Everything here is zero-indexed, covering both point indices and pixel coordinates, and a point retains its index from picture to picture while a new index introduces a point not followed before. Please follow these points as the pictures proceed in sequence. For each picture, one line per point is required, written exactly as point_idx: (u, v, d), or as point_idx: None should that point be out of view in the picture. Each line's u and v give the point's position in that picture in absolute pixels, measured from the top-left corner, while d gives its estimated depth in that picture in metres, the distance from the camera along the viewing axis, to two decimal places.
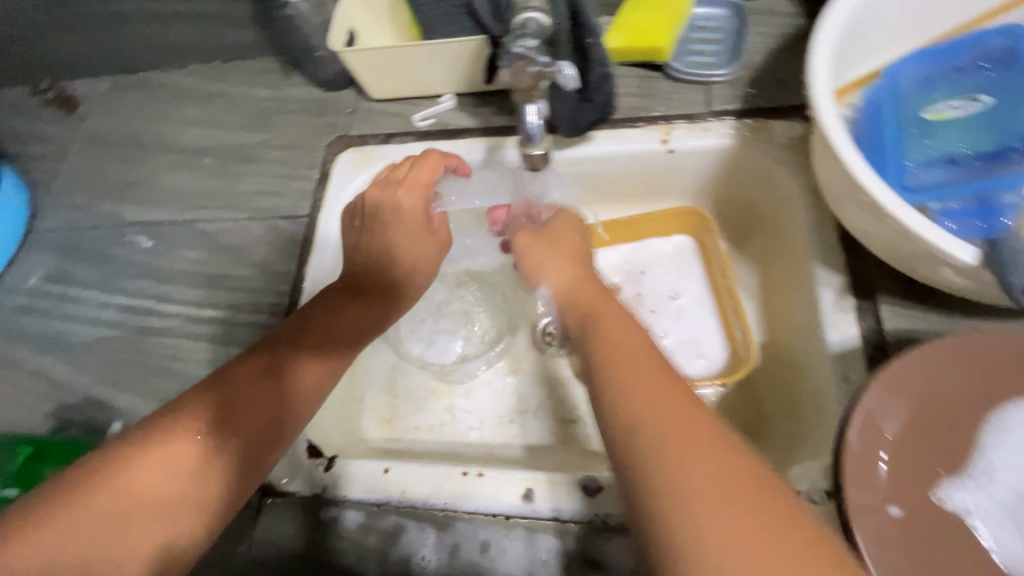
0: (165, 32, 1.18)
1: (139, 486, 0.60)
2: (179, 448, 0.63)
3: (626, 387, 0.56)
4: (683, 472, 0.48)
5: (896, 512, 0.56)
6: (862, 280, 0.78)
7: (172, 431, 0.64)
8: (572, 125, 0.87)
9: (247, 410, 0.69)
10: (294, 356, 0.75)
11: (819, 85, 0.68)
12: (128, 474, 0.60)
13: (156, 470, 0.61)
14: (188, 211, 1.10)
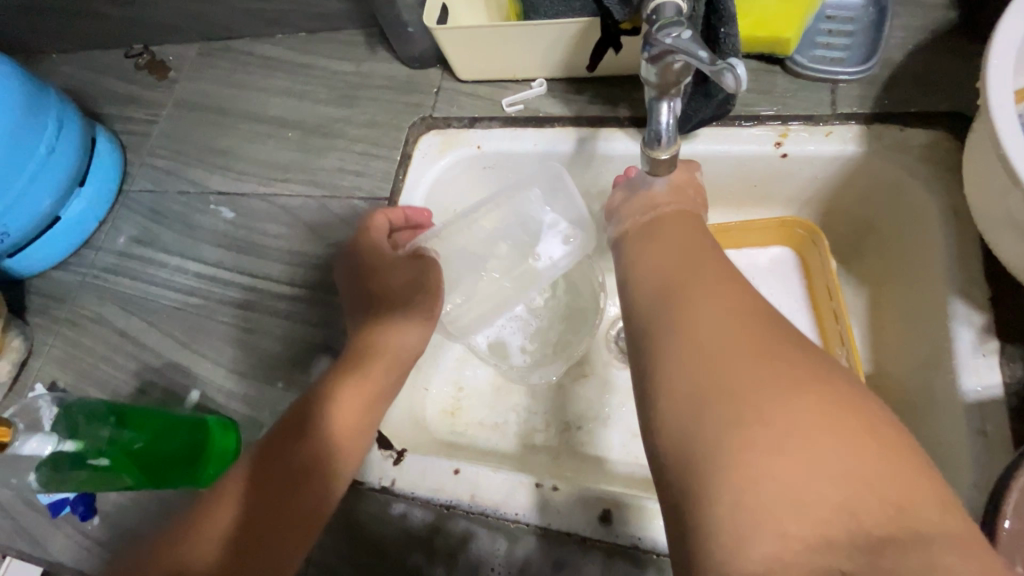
0: (257, 0, 1.17)
1: (187, 557, 0.64)
2: (220, 512, 0.68)
3: (706, 373, 0.51)
4: (776, 470, 0.44)
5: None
6: (1011, 322, 0.68)
7: (237, 475, 0.71)
8: (684, 121, 0.79)
9: (275, 466, 0.72)
10: (308, 409, 0.77)
11: (1000, 95, 0.58)
12: (189, 538, 0.66)
13: (203, 533, 0.66)
14: (269, 184, 1.10)
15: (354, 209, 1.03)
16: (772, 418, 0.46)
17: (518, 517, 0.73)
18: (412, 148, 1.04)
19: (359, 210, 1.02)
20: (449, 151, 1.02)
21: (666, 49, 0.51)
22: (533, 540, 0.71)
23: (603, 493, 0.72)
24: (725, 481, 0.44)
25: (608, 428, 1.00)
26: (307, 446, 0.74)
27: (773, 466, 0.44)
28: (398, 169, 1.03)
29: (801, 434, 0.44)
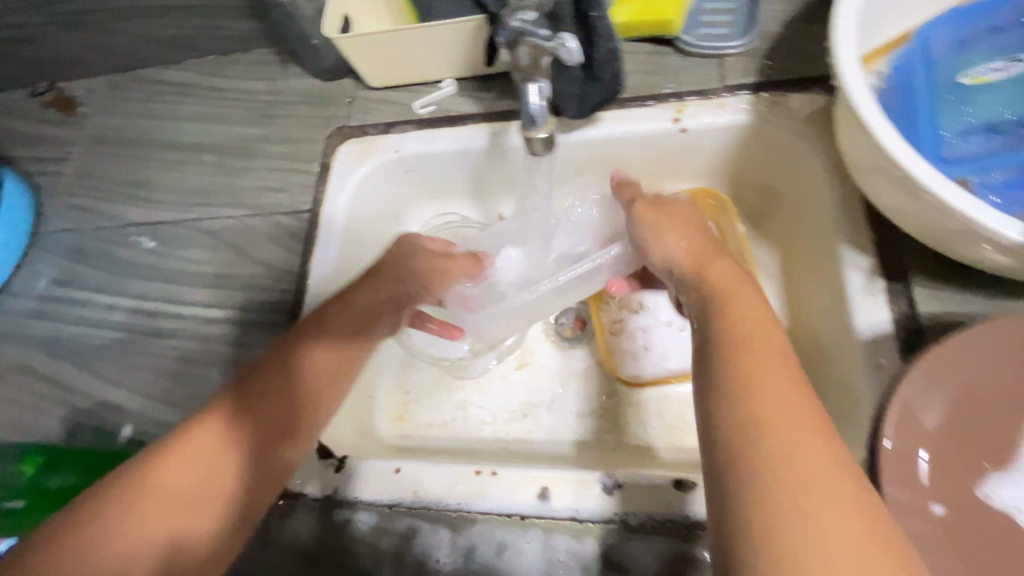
0: (160, 27, 1.15)
1: (166, 480, 0.62)
2: (203, 436, 0.66)
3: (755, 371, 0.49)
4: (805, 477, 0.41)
5: (939, 511, 0.52)
6: (894, 261, 0.73)
7: (200, 423, 0.67)
8: (579, 106, 0.82)
9: (266, 401, 0.71)
10: (298, 356, 0.75)
11: (845, 52, 0.63)
12: (163, 461, 0.63)
13: (185, 457, 0.64)
14: (190, 210, 1.08)
15: (277, 225, 1.02)
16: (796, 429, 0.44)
17: (459, 508, 0.74)
18: (330, 159, 1.04)
19: (282, 225, 1.02)
20: (367, 158, 1.03)
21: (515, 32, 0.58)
22: (475, 526, 0.72)
23: (541, 472, 0.73)
24: (759, 477, 0.42)
25: (553, 413, 1.01)
26: (302, 390, 0.73)
27: (804, 501, 0.40)
28: (318, 181, 1.03)
29: (823, 470, 0.42)
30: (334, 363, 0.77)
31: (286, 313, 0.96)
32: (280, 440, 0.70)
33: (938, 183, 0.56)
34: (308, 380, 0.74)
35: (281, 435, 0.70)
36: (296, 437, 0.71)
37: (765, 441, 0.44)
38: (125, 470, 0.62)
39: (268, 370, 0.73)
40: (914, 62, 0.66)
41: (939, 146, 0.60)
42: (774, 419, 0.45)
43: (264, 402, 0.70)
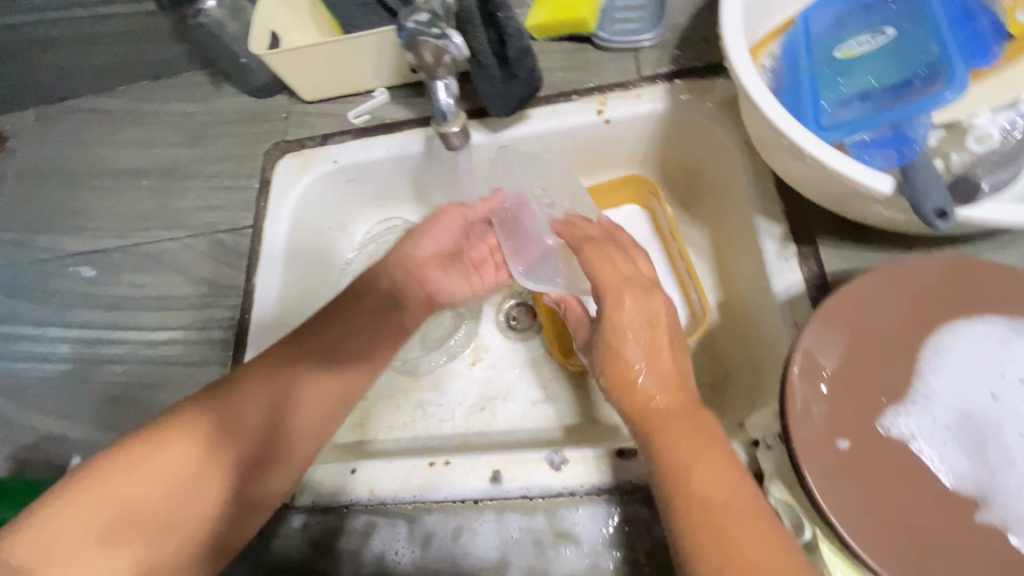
0: (87, 55, 1.14)
1: (132, 497, 0.62)
2: (176, 454, 0.65)
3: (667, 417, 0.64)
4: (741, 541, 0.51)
5: (842, 446, 0.56)
6: (802, 226, 0.79)
7: (173, 434, 0.66)
8: (503, 103, 0.86)
9: (248, 426, 0.71)
10: (280, 375, 0.75)
11: (732, 36, 0.68)
12: (131, 475, 0.63)
13: (156, 477, 0.64)
14: (129, 235, 1.07)
15: (220, 243, 1.02)
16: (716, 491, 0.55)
17: (416, 500, 0.76)
18: (269, 174, 1.05)
19: (225, 242, 1.02)
20: (306, 170, 1.04)
21: (411, 34, 0.64)
22: (431, 516, 0.74)
23: (491, 457, 0.76)
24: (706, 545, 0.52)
25: (509, 403, 1.04)
26: (286, 421, 0.73)
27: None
28: (259, 196, 1.04)
29: (728, 477, 0.56)
30: (323, 394, 0.77)
31: (234, 328, 0.96)
32: (255, 466, 0.70)
33: (818, 147, 0.61)
34: (295, 409, 0.74)
35: (259, 458, 0.71)
36: (275, 466, 0.72)
37: (673, 447, 0.60)
38: (85, 477, 0.62)
39: (254, 392, 0.73)
40: (797, 44, 0.73)
41: (820, 116, 0.66)
42: (657, 399, 0.66)
43: (243, 423, 0.71)
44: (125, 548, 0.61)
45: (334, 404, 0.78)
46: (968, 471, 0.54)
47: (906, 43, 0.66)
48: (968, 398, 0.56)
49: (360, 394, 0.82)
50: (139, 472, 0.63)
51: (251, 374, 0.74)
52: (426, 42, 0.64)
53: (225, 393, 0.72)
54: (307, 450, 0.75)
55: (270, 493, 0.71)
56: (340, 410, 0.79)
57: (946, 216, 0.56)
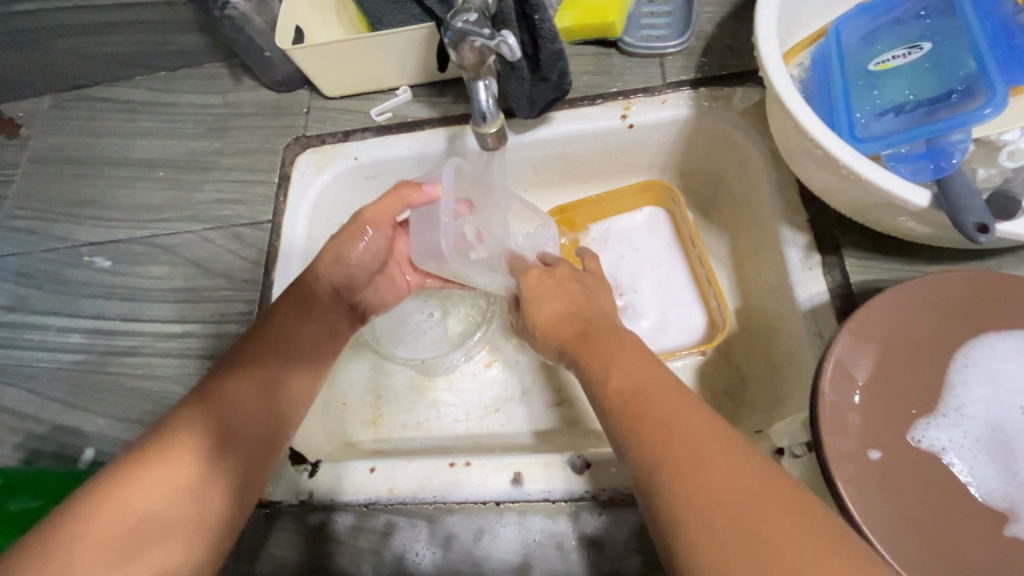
0: (107, 44, 1.13)
1: (139, 503, 0.61)
2: (183, 460, 0.65)
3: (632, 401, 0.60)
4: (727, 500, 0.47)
5: (874, 458, 0.57)
6: (827, 237, 0.79)
7: (174, 442, 0.66)
8: (530, 105, 0.87)
9: (247, 428, 0.72)
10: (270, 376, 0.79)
11: (768, 46, 0.69)
12: (139, 487, 0.62)
13: (162, 487, 0.63)
14: (145, 227, 1.06)
15: (237, 237, 1.02)
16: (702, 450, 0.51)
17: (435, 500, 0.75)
18: (289, 168, 1.04)
19: (243, 236, 1.02)
20: (327, 166, 1.04)
21: (459, 34, 0.63)
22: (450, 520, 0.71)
23: (512, 459, 0.75)
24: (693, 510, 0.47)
25: (524, 405, 1.03)
26: (281, 419, 0.77)
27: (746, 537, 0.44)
28: (278, 191, 1.03)
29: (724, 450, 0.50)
30: (308, 390, 0.83)
31: (250, 323, 0.95)
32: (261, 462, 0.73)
33: (854, 159, 0.61)
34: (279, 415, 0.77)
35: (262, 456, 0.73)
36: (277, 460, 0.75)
37: (666, 435, 0.53)
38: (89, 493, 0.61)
39: (248, 394, 0.75)
40: (830, 56, 0.73)
41: (853, 128, 0.67)
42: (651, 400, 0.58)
43: (242, 424, 0.72)
44: (152, 555, 0.59)
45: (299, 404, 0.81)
46: (996, 483, 0.55)
47: (943, 56, 0.66)
48: (995, 411, 0.57)
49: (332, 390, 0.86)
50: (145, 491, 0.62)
51: (238, 377, 0.76)
52: (474, 42, 0.64)
53: (215, 398, 0.72)
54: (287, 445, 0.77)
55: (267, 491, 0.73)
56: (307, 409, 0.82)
57: (986, 231, 0.56)
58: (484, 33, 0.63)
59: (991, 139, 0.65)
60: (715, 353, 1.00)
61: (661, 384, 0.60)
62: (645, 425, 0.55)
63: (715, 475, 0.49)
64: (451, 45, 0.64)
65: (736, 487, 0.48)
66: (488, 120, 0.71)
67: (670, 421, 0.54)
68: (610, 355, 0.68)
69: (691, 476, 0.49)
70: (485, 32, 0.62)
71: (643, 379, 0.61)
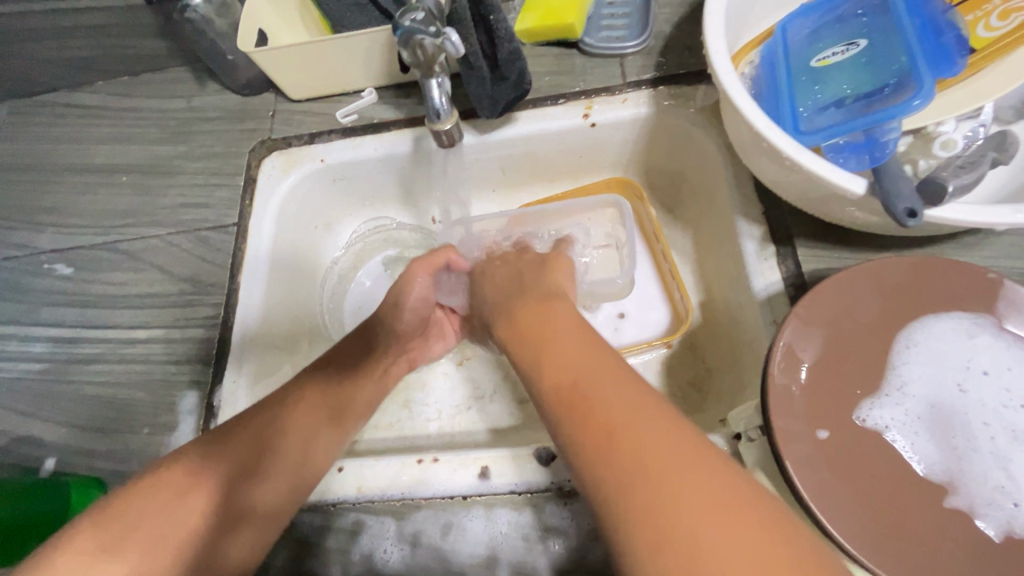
0: (65, 49, 1.12)
1: (120, 514, 0.64)
2: (171, 472, 0.68)
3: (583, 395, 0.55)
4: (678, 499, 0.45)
5: (822, 436, 0.59)
6: (780, 228, 0.82)
7: (174, 457, 0.70)
8: (493, 105, 0.87)
9: (234, 445, 0.72)
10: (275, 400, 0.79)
11: (715, 44, 0.71)
12: (134, 495, 0.65)
13: (158, 494, 0.65)
14: (108, 233, 1.05)
15: (202, 241, 1.01)
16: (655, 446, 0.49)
17: (402, 496, 0.75)
18: (254, 172, 1.04)
19: (208, 240, 1.01)
20: (293, 168, 1.04)
21: (406, 32, 0.64)
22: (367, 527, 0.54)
23: (481, 454, 0.76)
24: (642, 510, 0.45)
25: (496, 401, 1.04)
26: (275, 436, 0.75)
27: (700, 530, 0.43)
28: (243, 195, 1.03)
29: (674, 447, 0.49)
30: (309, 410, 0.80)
31: (217, 327, 0.94)
32: (245, 476, 0.71)
33: (797, 151, 0.64)
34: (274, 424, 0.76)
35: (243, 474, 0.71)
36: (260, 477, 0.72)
37: (609, 427, 0.51)
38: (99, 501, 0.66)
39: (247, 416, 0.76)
40: (776, 53, 0.76)
41: (797, 122, 0.70)
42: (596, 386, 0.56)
43: (229, 440, 0.72)
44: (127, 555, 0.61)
45: (307, 414, 0.79)
46: (937, 458, 0.57)
47: (878, 52, 0.69)
48: (935, 389, 0.60)
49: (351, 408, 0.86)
50: (139, 499, 0.65)
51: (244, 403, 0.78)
52: (422, 40, 0.65)
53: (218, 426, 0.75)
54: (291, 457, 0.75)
55: (269, 501, 0.71)
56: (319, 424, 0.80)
57: (915, 215, 0.59)
58: (434, 33, 0.65)
59: (928, 130, 0.69)
60: (681, 345, 1.02)
61: (599, 373, 0.57)
62: (586, 423, 0.53)
63: (656, 456, 0.48)
64: (400, 44, 0.66)
65: (683, 474, 0.47)
66: (443, 117, 0.72)
67: (610, 410, 0.53)
68: (554, 350, 0.63)
69: (642, 479, 0.47)
70: (431, 31, 0.64)
71: (587, 377, 0.57)
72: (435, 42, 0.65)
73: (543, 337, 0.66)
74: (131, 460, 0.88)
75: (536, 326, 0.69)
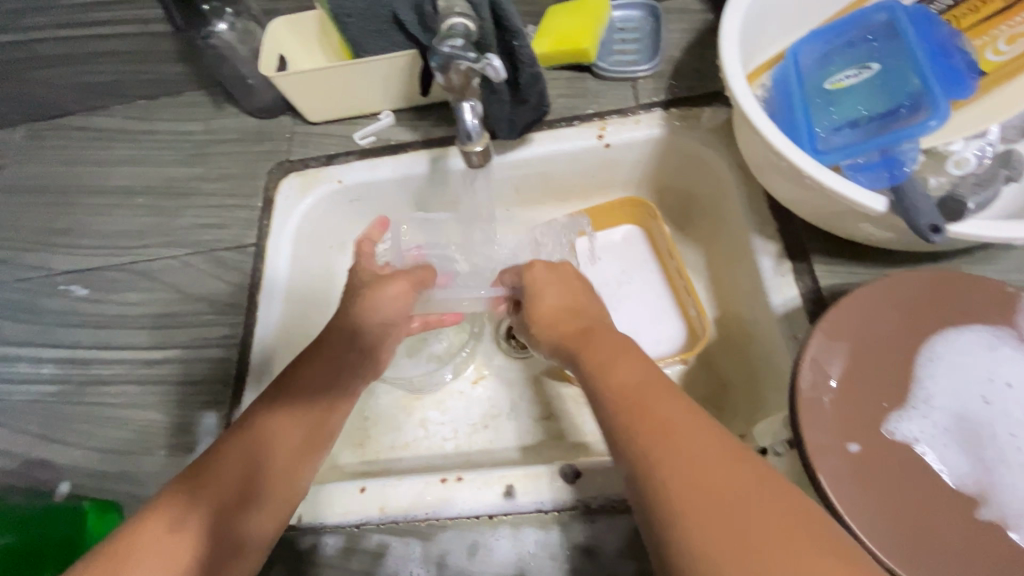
0: (85, 74, 1.14)
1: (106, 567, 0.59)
2: (155, 519, 0.63)
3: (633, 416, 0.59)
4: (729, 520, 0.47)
5: (853, 450, 0.59)
6: (796, 245, 0.83)
7: (157, 505, 0.65)
8: (510, 127, 0.92)
9: (224, 479, 0.68)
10: (259, 423, 0.73)
11: (732, 67, 0.73)
12: (120, 546, 0.61)
13: (161, 537, 0.62)
14: (124, 254, 1.05)
15: (220, 261, 1.01)
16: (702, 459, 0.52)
17: (425, 517, 0.75)
18: (272, 193, 1.05)
19: (225, 260, 1.01)
20: (311, 189, 1.05)
21: (448, 58, 0.67)
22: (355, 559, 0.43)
23: (506, 473, 0.75)
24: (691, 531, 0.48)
25: (513, 419, 1.04)
26: (265, 461, 0.71)
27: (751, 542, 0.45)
28: (261, 215, 1.04)
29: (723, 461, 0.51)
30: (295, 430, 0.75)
31: (234, 346, 0.94)
32: (236, 507, 0.66)
33: (817, 169, 0.65)
34: (250, 450, 0.71)
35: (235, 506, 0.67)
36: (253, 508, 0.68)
37: (673, 447, 0.54)
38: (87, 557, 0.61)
39: (232, 449, 0.70)
40: (789, 76, 0.79)
41: (813, 141, 0.72)
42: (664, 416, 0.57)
43: (219, 474, 0.68)
44: None
45: (275, 440, 0.73)
46: (967, 469, 0.58)
47: (890, 75, 0.72)
48: (961, 401, 0.61)
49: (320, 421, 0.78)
50: (144, 547, 0.61)
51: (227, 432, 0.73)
52: (461, 66, 0.68)
53: (201, 459, 0.70)
54: (280, 480, 0.71)
55: (260, 532, 0.68)
56: (298, 447, 0.74)
57: (939, 232, 0.60)
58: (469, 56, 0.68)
59: (939, 150, 0.71)
60: (696, 361, 1.03)
61: (661, 398, 0.59)
62: (651, 441, 0.55)
63: (724, 475, 0.50)
64: (439, 69, 0.68)
65: (745, 502, 0.48)
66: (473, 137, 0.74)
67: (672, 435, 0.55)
68: (627, 379, 0.64)
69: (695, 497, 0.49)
70: (472, 58, 0.67)
71: (640, 389, 0.61)
72: (474, 67, 0.69)
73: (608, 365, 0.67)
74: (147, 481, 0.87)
75: (611, 357, 0.69)
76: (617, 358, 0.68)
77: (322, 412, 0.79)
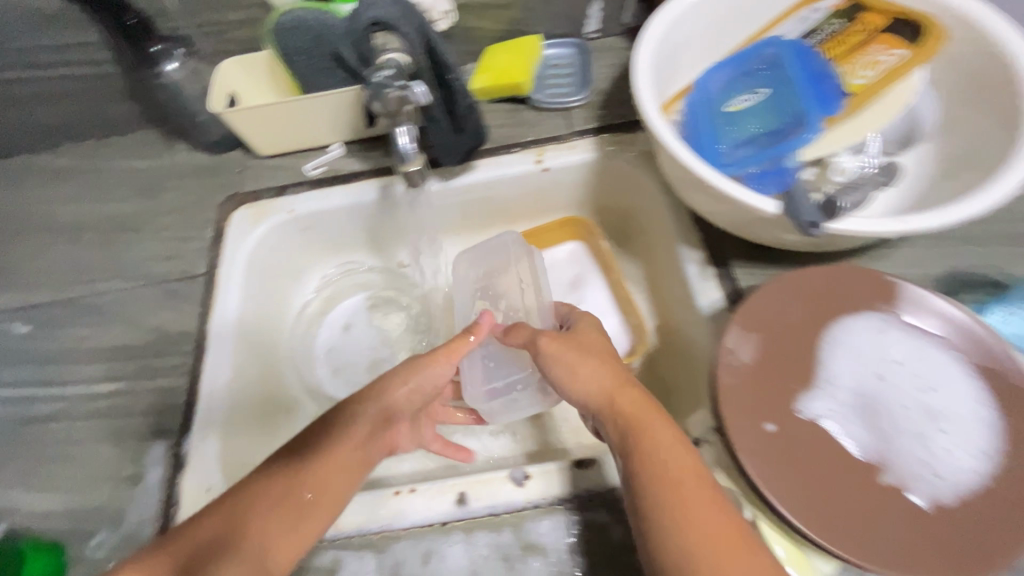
0: (31, 115, 1.14)
1: None
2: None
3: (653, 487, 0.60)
4: None
5: (769, 430, 0.65)
6: (717, 252, 0.91)
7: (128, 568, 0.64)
8: (451, 153, 0.99)
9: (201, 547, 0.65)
10: (251, 487, 0.71)
11: (646, 95, 0.81)
12: None
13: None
14: (69, 290, 1.04)
15: (170, 292, 1.02)
16: (705, 546, 0.55)
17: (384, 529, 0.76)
18: (223, 224, 1.07)
19: (176, 291, 1.02)
20: (262, 219, 1.07)
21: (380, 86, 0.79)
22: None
23: (459, 482, 0.78)
24: None
25: (470, 435, 1.06)
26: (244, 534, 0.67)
27: None
28: (212, 246, 1.06)
29: (719, 539, 0.56)
30: (279, 499, 0.70)
31: (184, 375, 0.94)
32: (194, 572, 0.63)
33: (720, 181, 0.74)
34: (237, 513, 0.69)
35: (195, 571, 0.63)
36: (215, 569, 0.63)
37: (683, 515, 0.58)
38: None
39: (213, 518, 0.68)
40: (698, 102, 0.88)
41: (719, 156, 0.82)
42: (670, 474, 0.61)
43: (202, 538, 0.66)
44: None
45: (273, 508, 0.69)
46: (870, 441, 0.64)
47: (774, 101, 0.84)
48: (861, 379, 0.68)
49: (342, 471, 0.76)
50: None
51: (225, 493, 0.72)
52: (393, 92, 0.79)
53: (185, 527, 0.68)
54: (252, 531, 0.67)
55: None
56: (279, 500, 0.70)
57: (817, 226, 0.71)
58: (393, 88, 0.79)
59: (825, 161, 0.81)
60: (641, 367, 1.08)
61: (675, 464, 0.62)
62: (668, 510, 0.58)
63: (711, 530, 0.56)
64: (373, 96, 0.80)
65: (729, 554, 0.55)
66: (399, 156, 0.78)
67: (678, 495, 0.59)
68: (654, 442, 0.64)
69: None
70: (401, 86, 0.79)
71: (656, 458, 0.62)
72: (405, 94, 0.80)
73: (633, 426, 0.66)
74: (90, 519, 0.84)
75: (630, 406, 0.69)
76: (642, 414, 0.67)
77: (344, 457, 0.78)
